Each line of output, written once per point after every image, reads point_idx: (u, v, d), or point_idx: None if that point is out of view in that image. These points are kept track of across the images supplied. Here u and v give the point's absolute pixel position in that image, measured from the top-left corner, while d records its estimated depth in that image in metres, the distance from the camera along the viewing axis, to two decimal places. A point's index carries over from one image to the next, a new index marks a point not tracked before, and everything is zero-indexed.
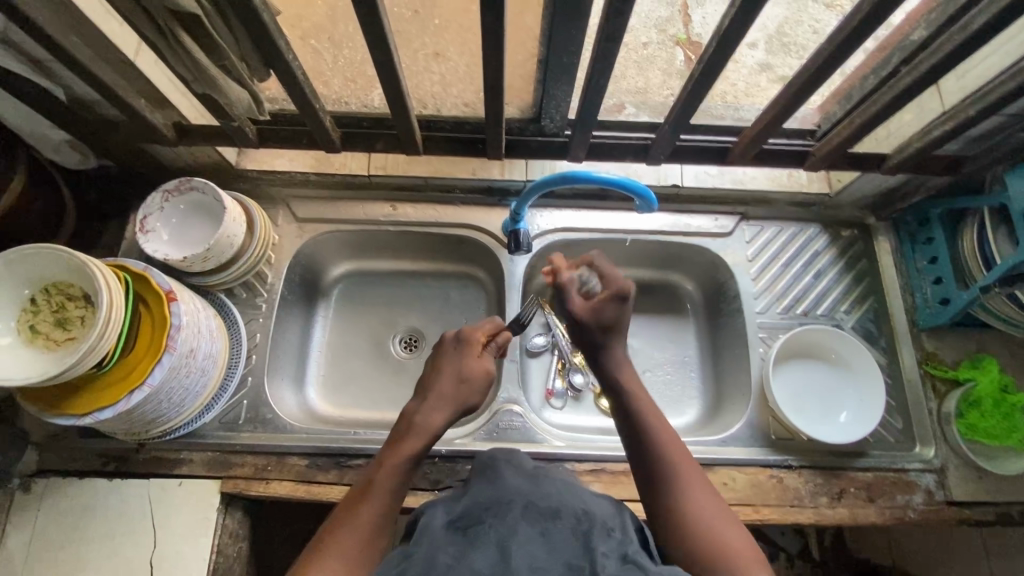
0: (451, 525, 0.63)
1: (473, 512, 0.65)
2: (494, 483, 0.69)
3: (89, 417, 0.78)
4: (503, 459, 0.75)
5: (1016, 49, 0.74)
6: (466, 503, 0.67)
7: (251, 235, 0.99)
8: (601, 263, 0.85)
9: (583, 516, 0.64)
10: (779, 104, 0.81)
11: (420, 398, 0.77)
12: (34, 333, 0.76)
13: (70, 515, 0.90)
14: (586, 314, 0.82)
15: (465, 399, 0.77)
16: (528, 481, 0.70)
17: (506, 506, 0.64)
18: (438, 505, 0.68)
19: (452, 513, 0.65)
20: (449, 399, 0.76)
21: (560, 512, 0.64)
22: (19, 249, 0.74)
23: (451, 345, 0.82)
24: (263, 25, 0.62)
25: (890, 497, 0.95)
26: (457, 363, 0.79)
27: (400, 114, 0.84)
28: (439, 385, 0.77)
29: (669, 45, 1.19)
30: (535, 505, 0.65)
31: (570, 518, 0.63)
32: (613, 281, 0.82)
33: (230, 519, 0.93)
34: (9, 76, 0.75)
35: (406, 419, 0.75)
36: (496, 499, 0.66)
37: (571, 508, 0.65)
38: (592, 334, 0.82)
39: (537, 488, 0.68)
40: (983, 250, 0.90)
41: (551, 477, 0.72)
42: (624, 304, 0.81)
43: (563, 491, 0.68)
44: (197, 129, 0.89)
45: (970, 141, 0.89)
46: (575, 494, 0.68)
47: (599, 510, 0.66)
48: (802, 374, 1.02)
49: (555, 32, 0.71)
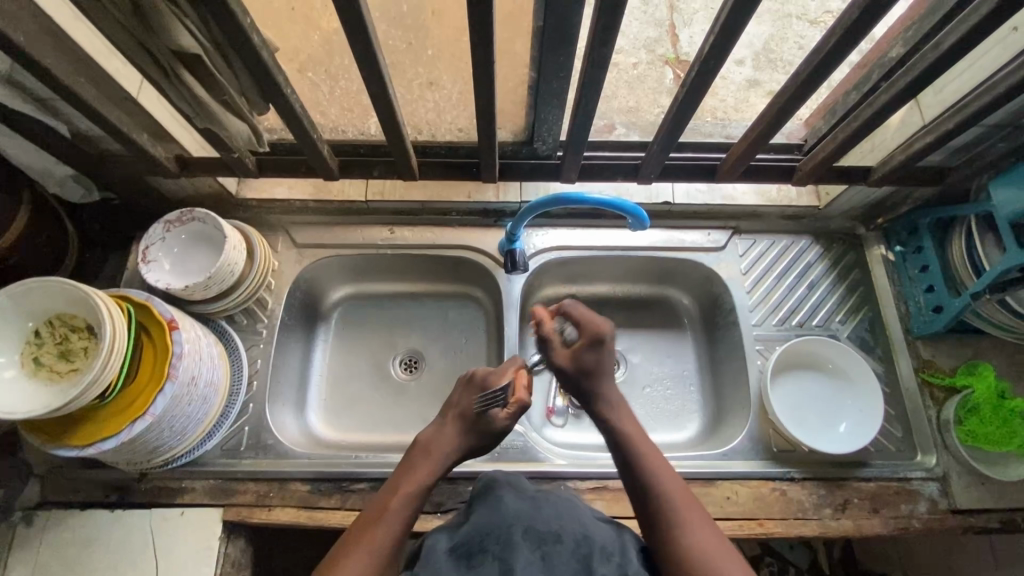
0: (454, 552, 0.64)
1: (474, 538, 0.65)
2: (495, 505, 0.70)
3: (93, 447, 0.78)
4: (503, 481, 0.75)
5: (989, 64, 0.76)
6: (467, 527, 0.67)
7: (251, 263, 1.00)
8: (575, 311, 0.86)
9: (582, 539, 0.65)
10: (762, 124, 0.83)
11: (433, 431, 0.82)
12: (38, 365, 0.76)
13: (72, 549, 0.90)
14: (568, 365, 0.85)
15: (476, 443, 0.82)
16: (529, 502, 0.70)
17: (505, 531, 0.65)
18: (440, 529, 0.69)
19: (454, 538, 0.66)
20: (463, 441, 0.81)
21: (560, 536, 0.65)
22: (24, 282, 0.75)
23: (473, 392, 0.84)
24: (263, 62, 0.64)
25: (894, 507, 0.94)
26: (473, 408, 0.82)
27: (397, 143, 0.86)
28: (456, 421, 0.82)
29: (659, 65, 1.25)
30: (535, 529, 0.66)
31: (570, 541, 0.65)
32: (588, 325, 0.84)
33: (233, 547, 0.93)
34: (15, 114, 0.78)
35: (421, 450, 0.80)
36: (497, 523, 0.66)
37: (572, 531, 0.66)
38: (577, 381, 0.84)
39: (538, 510, 0.68)
40: (972, 257, 0.92)
41: (550, 498, 0.72)
42: (603, 349, 0.83)
43: (562, 512, 0.69)
44: (197, 161, 0.90)
45: (952, 153, 0.91)
46: (576, 517, 0.69)
47: (601, 533, 0.67)
48: (799, 386, 1.03)
49: (545, 58, 0.74)
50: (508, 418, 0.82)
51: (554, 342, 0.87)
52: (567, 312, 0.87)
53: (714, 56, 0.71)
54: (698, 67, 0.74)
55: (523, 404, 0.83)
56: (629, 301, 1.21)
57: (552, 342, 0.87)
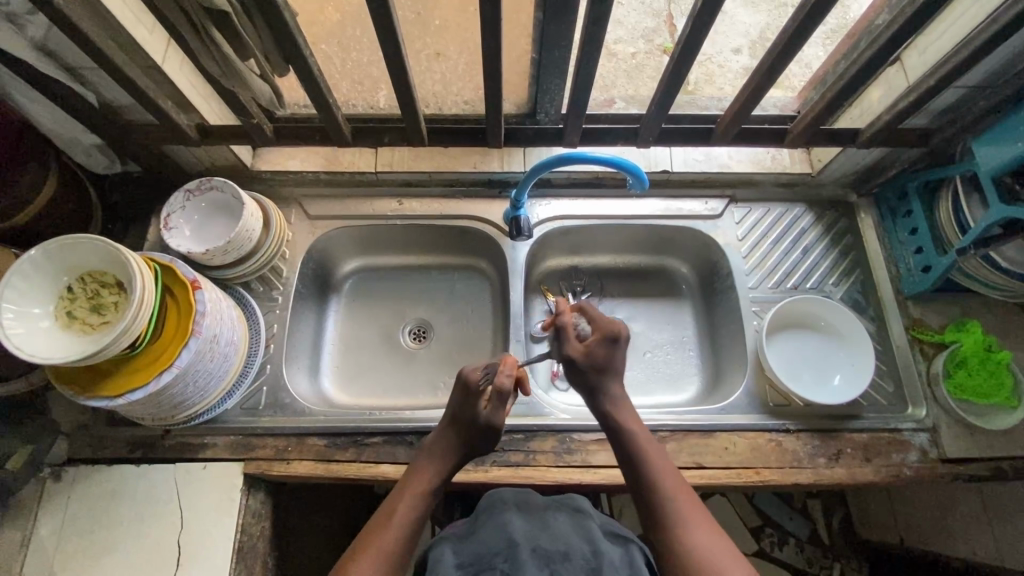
0: (461, 567, 0.72)
1: (481, 557, 0.72)
2: (501, 526, 0.76)
3: (122, 398, 0.83)
4: (511, 498, 0.82)
5: (965, 24, 0.80)
6: (473, 547, 0.74)
7: (267, 231, 1.05)
8: (596, 313, 0.93)
9: (590, 555, 0.72)
10: (753, 86, 0.88)
11: (433, 437, 0.86)
12: (71, 319, 0.80)
13: (101, 501, 0.95)
14: (580, 357, 0.86)
15: (478, 443, 0.86)
16: (536, 525, 0.77)
17: (513, 549, 0.72)
18: (447, 543, 0.76)
19: (461, 554, 0.74)
20: (462, 443, 0.84)
21: (568, 553, 0.72)
22: (59, 240, 0.79)
23: (458, 394, 0.85)
24: (284, 22, 0.69)
25: (885, 455, 0.98)
26: (462, 409, 0.85)
27: (408, 110, 0.90)
28: (450, 426, 0.85)
29: (657, 54, 1.29)
30: (543, 548, 0.73)
31: (577, 557, 0.72)
32: (608, 324, 0.88)
33: (253, 499, 0.97)
34: (46, 80, 0.82)
35: (423, 454, 0.84)
36: (504, 542, 0.73)
37: (579, 549, 0.73)
38: (586, 375, 0.86)
39: (545, 530, 0.76)
40: (958, 217, 0.96)
41: (558, 517, 0.79)
42: (616, 347, 0.87)
43: (570, 533, 0.76)
44: (216, 129, 0.95)
45: (936, 115, 0.95)
46: (584, 536, 0.76)
47: (609, 550, 0.74)
48: (794, 344, 1.07)
49: (548, 25, 0.78)
50: (492, 408, 0.84)
51: (569, 333, 0.89)
52: (585, 310, 0.95)
53: (705, 16, 0.76)
54: (690, 27, 0.78)
55: (504, 388, 0.83)
56: (630, 271, 1.25)
57: (568, 331, 0.89)
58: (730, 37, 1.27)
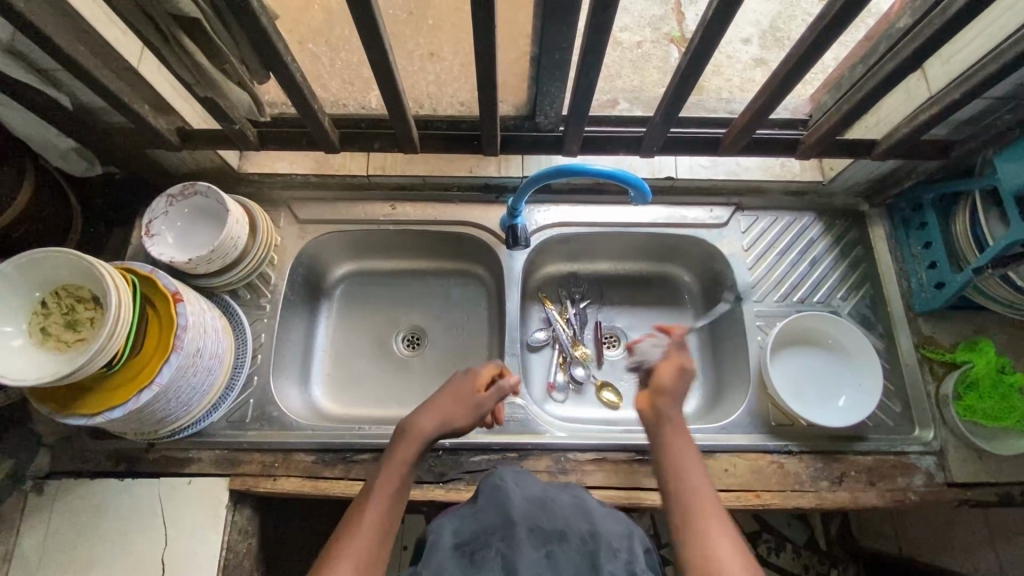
0: (459, 548, 0.66)
1: (477, 537, 0.67)
2: (501, 501, 0.70)
3: (101, 416, 0.80)
4: (512, 479, 0.75)
5: (997, 32, 0.74)
6: (472, 524, 0.69)
7: (254, 237, 1.01)
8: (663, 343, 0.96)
9: (588, 536, 0.66)
10: (765, 94, 0.82)
11: (417, 413, 0.82)
12: (45, 335, 0.77)
13: (83, 516, 0.92)
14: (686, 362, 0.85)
15: (456, 420, 0.82)
16: (536, 499, 0.71)
17: (511, 528, 0.66)
18: (446, 521, 0.70)
19: (460, 534, 0.68)
20: (447, 419, 0.81)
21: (565, 533, 0.67)
22: (30, 254, 0.76)
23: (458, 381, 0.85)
24: (262, 27, 0.64)
25: (890, 479, 0.95)
26: (461, 392, 0.84)
27: (398, 114, 0.85)
28: (439, 400, 0.83)
29: (664, 44, 1.22)
30: (541, 527, 0.67)
31: (575, 538, 0.66)
32: None
33: (239, 515, 0.95)
34: (16, 85, 0.78)
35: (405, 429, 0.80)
36: (502, 520, 0.68)
37: (578, 528, 0.67)
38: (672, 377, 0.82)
39: (544, 507, 0.70)
40: (975, 233, 0.91)
41: (562, 496, 0.73)
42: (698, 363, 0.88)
43: (571, 511, 0.70)
44: (198, 133, 0.90)
45: (959, 126, 0.90)
46: (585, 515, 0.70)
47: (608, 528, 0.68)
48: (796, 360, 1.04)
49: (547, 29, 0.73)
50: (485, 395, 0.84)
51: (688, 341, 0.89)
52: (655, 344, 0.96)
53: (715, 25, 0.71)
54: (699, 35, 0.73)
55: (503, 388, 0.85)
56: (630, 279, 1.21)
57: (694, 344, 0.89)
58: (740, 28, 1.20)
